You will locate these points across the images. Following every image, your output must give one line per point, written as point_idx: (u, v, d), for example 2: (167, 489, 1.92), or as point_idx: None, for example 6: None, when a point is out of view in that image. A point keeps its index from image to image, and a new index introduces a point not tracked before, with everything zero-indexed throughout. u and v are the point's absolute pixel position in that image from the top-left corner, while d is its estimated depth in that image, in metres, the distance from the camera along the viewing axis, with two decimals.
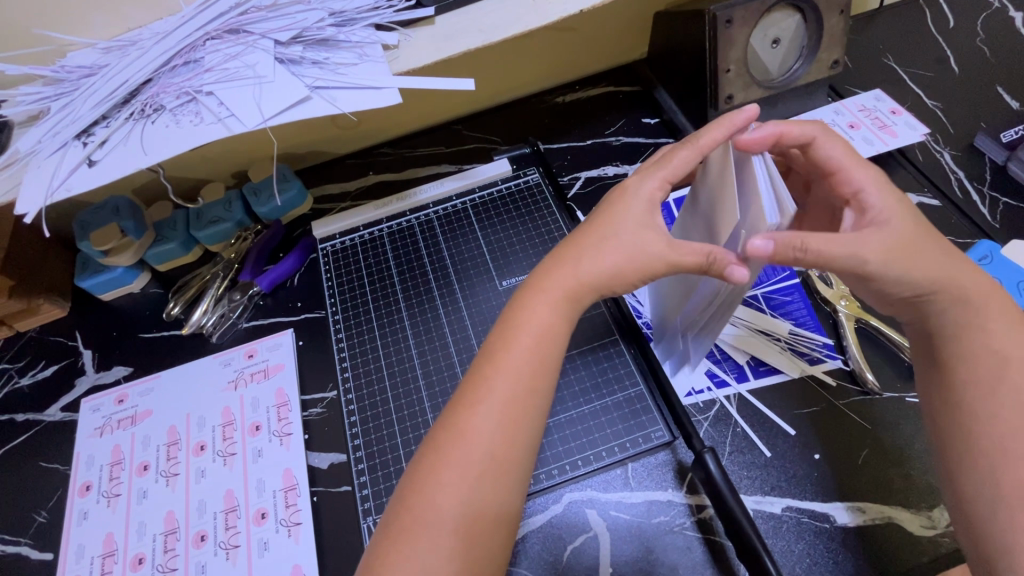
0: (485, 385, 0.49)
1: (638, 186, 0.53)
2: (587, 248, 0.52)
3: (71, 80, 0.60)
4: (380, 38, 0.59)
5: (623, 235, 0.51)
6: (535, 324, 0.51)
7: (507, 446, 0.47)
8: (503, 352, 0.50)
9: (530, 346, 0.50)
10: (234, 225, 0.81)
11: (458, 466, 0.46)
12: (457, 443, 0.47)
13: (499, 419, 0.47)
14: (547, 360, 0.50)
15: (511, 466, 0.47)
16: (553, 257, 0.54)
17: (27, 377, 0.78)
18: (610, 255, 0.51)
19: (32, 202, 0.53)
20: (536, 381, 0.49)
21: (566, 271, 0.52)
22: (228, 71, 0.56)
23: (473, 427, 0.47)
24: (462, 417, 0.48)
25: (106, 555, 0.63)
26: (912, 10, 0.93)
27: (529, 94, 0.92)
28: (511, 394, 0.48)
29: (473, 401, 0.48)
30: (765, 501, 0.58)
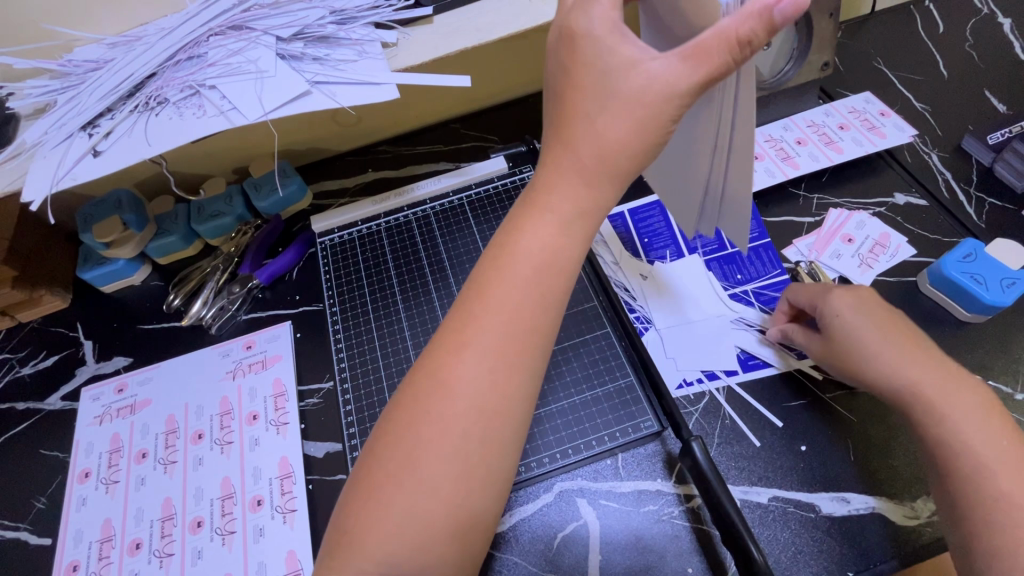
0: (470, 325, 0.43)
1: (584, 23, 0.43)
2: (583, 137, 0.43)
3: (77, 74, 0.62)
4: (379, 37, 0.61)
5: (619, 91, 0.41)
6: (534, 251, 0.44)
7: (498, 386, 0.42)
8: (495, 283, 0.44)
9: (527, 275, 0.44)
10: (234, 220, 0.82)
11: (438, 416, 0.42)
12: (443, 391, 0.42)
13: (488, 358, 0.42)
14: (549, 289, 0.44)
15: (502, 407, 0.42)
16: (551, 152, 0.45)
17: (29, 367, 0.79)
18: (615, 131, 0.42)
19: (38, 190, 0.54)
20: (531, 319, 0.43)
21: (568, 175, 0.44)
22: (231, 66, 0.58)
23: (460, 371, 0.42)
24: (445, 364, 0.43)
25: (103, 540, 0.64)
26: (903, 16, 0.95)
27: (526, 94, 0.94)
28: (502, 340, 0.43)
29: (458, 340, 0.43)
30: (752, 491, 0.59)
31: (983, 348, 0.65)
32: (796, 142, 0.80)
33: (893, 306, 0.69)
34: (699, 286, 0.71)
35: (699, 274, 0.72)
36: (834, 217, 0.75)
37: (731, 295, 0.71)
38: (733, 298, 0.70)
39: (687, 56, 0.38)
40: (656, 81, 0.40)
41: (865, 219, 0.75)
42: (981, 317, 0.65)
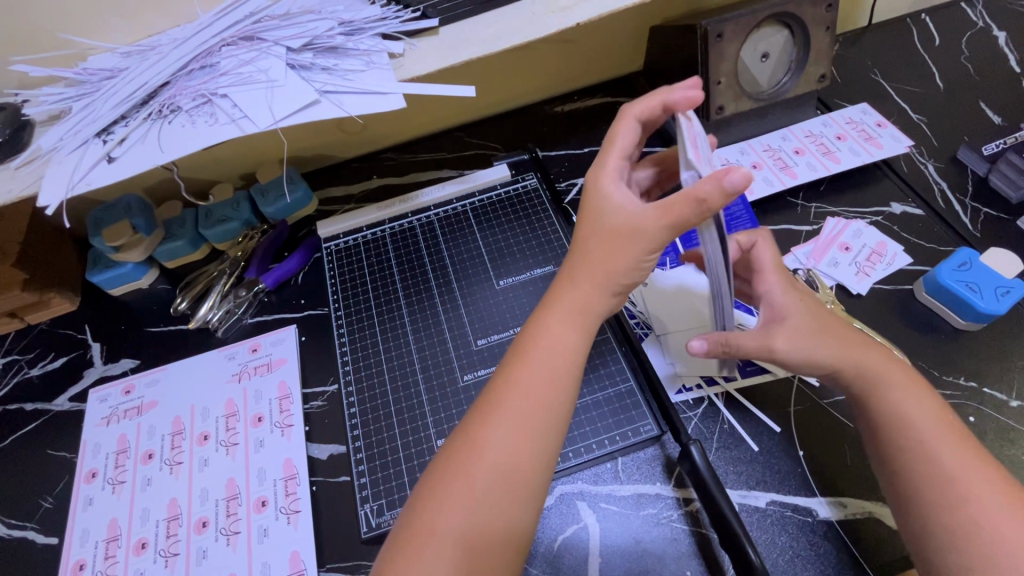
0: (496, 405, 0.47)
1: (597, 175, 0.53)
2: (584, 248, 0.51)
3: (92, 82, 0.63)
4: (387, 47, 0.62)
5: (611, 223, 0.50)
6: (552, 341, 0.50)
7: (523, 458, 0.46)
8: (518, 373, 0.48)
9: (545, 368, 0.48)
10: (241, 225, 0.84)
11: (459, 487, 0.45)
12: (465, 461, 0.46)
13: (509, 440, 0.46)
14: (564, 374, 0.49)
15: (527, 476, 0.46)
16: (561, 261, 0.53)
17: (37, 368, 0.80)
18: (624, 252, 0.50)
19: (54, 195, 0.55)
20: (552, 399, 0.48)
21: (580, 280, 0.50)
22: (243, 75, 0.59)
23: (486, 452, 0.46)
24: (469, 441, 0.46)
25: (109, 539, 0.65)
26: (900, 29, 0.97)
27: (528, 103, 0.95)
28: (528, 416, 0.47)
29: (488, 414, 0.47)
30: (750, 495, 0.60)
31: (978, 355, 0.66)
32: (794, 152, 0.82)
33: (889, 313, 0.70)
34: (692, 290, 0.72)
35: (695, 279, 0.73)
36: (831, 225, 0.76)
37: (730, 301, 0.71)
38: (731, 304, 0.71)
39: (660, 207, 0.47)
40: (639, 215, 0.49)
41: (861, 228, 0.76)
42: (976, 324, 0.66)
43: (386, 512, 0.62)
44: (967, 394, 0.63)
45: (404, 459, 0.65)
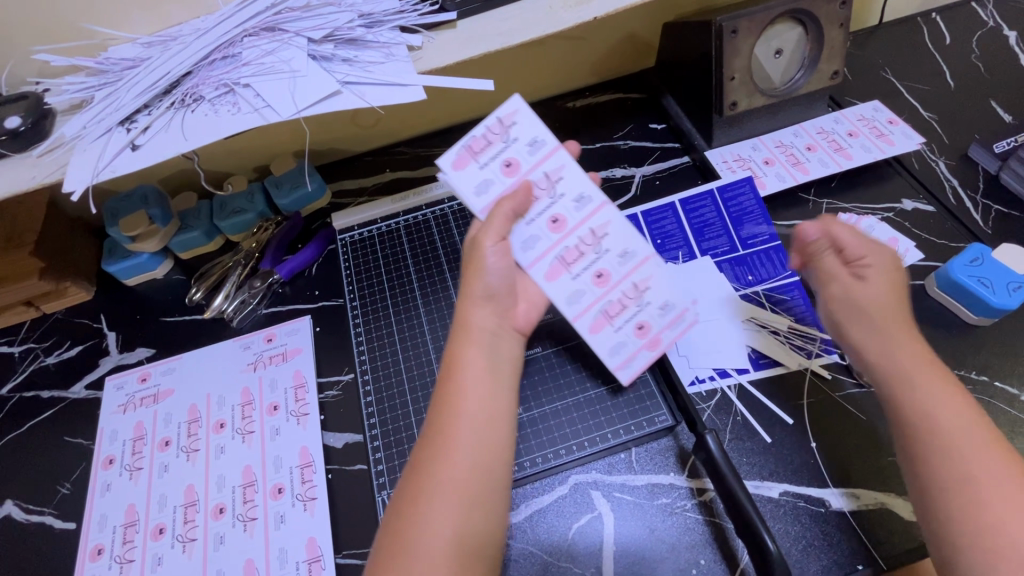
0: (453, 423, 0.48)
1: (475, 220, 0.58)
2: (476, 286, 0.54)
3: (114, 71, 0.64)
4: (406, 40, 0.63)
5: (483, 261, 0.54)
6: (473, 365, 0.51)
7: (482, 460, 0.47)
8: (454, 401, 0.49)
9: (478, 380, 0.50)
10: (256, 216, 0.84)
11: (444, 508, 0.44)
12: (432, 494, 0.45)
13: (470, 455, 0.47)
14: (490, 387, 0.50)
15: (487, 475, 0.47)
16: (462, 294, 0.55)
17: (53, 356, 0.80)
18: (496, 259, 0.55)
19: (78, 181, 0.55)
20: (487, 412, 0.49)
21: (475, 296, 0.54)
22: (265, 65, 0.60)
23: (446, 475, 0.46)
24: (426, 468, 0.46)
25: (127, 524, 0.66)
26: (910, 27, 0.97)
27: (541, 99, 0.96)
28: (475, 426, 0.48)
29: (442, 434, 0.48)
30: (764, 486, 0.61)
31: (989, 349, 0.66)
32: (806, 148, 0.82)
33: None
34: (693, 279, 0.74)
35: (702, 269, 0.74)
36: (842, 221, 0.77)
37: (742, 295, 0.72)
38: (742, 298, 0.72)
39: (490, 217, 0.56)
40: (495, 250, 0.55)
41: (873, 224, 0.76)
42: (987, 319, 0.67)
43: None
44: (978, 387, 0.64)
45: None
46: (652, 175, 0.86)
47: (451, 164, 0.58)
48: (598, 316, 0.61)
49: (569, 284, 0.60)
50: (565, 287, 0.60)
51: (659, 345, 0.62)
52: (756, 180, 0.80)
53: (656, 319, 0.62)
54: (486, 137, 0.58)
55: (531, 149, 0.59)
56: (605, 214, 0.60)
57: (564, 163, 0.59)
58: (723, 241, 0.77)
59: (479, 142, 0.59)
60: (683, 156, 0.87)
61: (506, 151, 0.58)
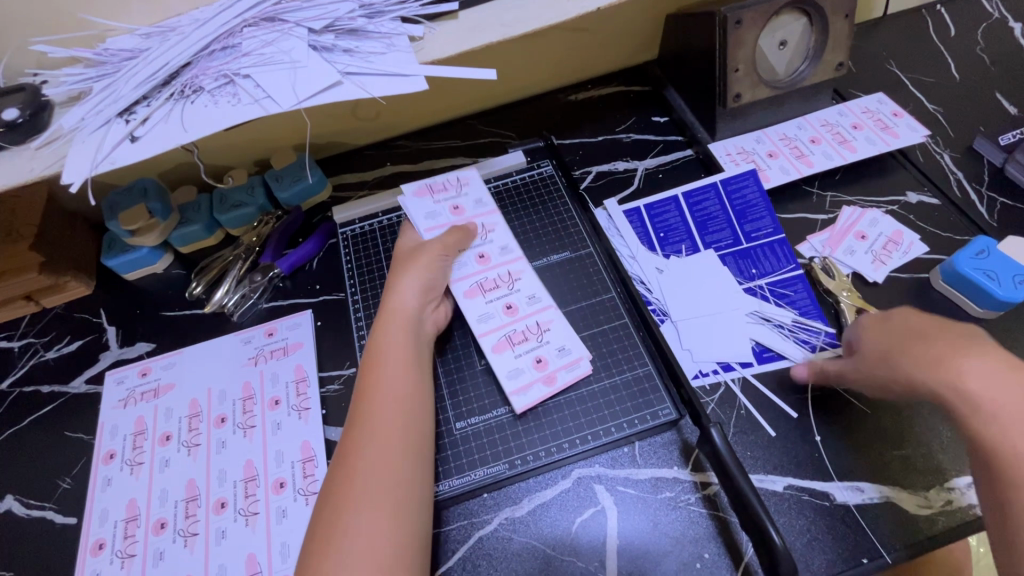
0: (377, 395, 0.56)
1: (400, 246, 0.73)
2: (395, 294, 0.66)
3: (112, 62, 0.63)
4: (407, 30, 0.62)
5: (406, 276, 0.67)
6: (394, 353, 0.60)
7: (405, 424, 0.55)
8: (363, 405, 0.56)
9: (395, 365, 0.59)
10: (256, 210, 0.84)
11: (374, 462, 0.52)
12: (349, 483, 0.51)
13: (378, 444, 0.53)
14: (409, 369, 0.60)
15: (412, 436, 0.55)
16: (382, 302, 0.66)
17: (53, 351, 0.80)
18: (411, 284, 0.67)
19: (77, 172, 0.55)
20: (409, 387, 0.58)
21: (400, 295, 0.66)
22: (265, 56, 0.59)
23: (356, 463, 0.51)
24: (354, 444, 0.53)
25: (128, 519, 0.65)
26: (915, 19, 0.97)
27: (542, 92, 0.96)
28: (396, 399, 0.56)
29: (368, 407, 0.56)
30: (768, 479, 0.61)
31: (995, 342, 0.66)
32: (810, 141, 0.82)
33: (906, 300, 0.70)
34: (695, 272, 0.73)
35: (705, 262, 0.74)
36: (847, 214, 0.77)
37: (746, 289, 0.72)
38: (746, 291, 0.72)
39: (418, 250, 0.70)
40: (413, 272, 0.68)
41: (878, 217, 0.76)
42: (993, 312, 0.66)
43: None
44: None
45: None
46: (655, 168, 0.85)
47: (413, 197, 0.78)
48: (500, 338, 0.69)
49: (482, 306, 0.71)
50: (477, 307, 0.71)
51: (555, 382, 0.66)
52: (760, 173, 0.80)
53: (554, 356, 0.68)
54: (446, 185, 0.80)
55: (476, 205, 0.79)
56: (521, 265, 0.75)
57: (496, 220, 0.78)
58: (726, 234, 0.76)
59: (441, 187, 0.80)
60: (686, 149, 0.86)
61: (457, 199, 0.79)
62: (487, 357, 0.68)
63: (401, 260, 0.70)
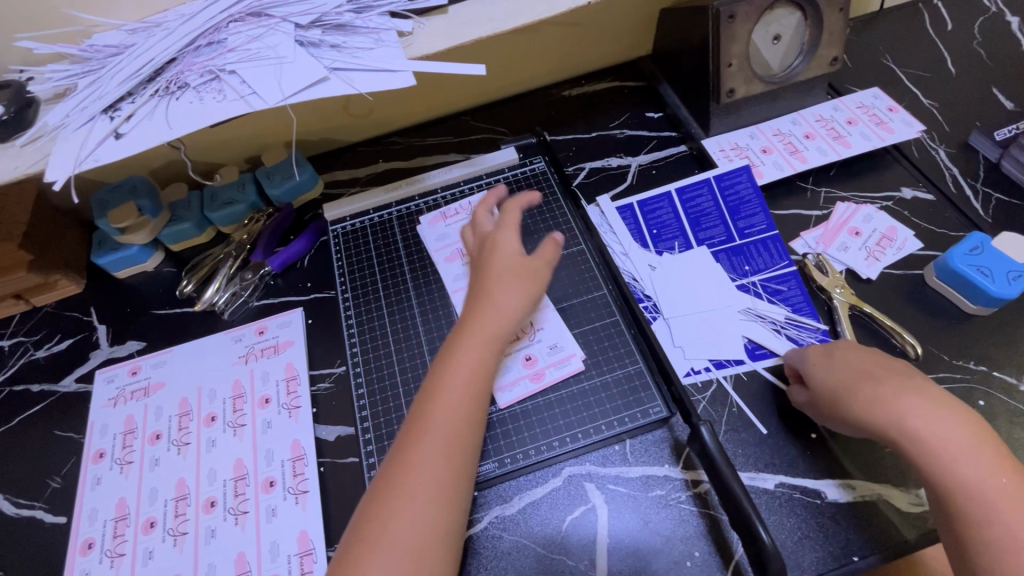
0: (433, 408, 0.53)
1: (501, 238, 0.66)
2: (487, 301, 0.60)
3: (98, 58, 0.62)
4: (396, 25, 0.62)
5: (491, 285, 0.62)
6: (466, 365, 0.56)
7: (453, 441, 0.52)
8: (428, 409, 0.53)
9: (461, 377, 0.55)
10: (247, 208, 0.83)
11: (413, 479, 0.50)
12: (402, 492, 0.49)
13: (432, 464, 0.50)
14: (478, 385, 0.56)
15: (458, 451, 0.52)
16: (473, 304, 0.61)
17: (43, 350, 0.80)
18: (512, 300, 0.61)
19: (61, 170, 0.54)
20: (469, 403, 0.54)
21: (487, 303, 0.60)
22: (251, 51, 0.59)
23: (399, 476, 0.50)
24: (402, 456, 0.51)
25: (118, 518, 0.65)
26: (912, 13, 0.96)
27: (536, 88, 0.95)
28: (454, 416, 0.53)
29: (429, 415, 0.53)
30: (759, 477, 0.60)
31: (988, 339, 0.65)
32: (804, 136, 0.81)
33: (899, 297, 0.69)
34: (688, 269, 0.73)
35: (697, 259, 0.73)
36: (841, 210, 0.76)
37: (739, 286, 0.71)
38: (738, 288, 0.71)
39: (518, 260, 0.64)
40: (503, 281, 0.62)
41: (872, 213, 0.75)
42: (986, 309, 0.66)
43: None
44: (976, 377, 0.63)
45: None
46: (648, 164, 0.84)
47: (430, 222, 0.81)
48: None
49: None
50: None
51: (542, 379, 0.67)
52: (753, 169, 0.79)
53: (544, 355, 0.68)
54: (459, 209, 0.81)
55: None
56: None
57: None
58: (719, 231, 0.76)
59: (453, 210, 0.82)
60: (679, 145, 0.85)
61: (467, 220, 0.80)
62: None
63: (510, 266, 0.63)
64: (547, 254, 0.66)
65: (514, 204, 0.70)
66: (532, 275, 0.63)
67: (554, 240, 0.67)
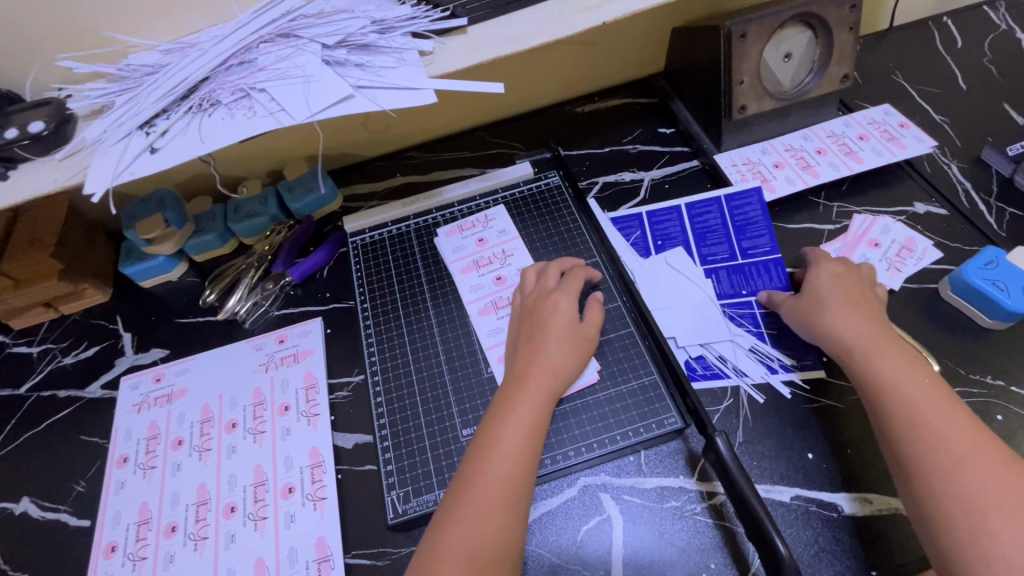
0: (494, 456, 0.55)
1: (558, 298, 0.68)
2: (543, 360, 0.63)
3: (134, 77, 0.65)
4: (418, 45, 0.64)
5: (549, 345, 0.64)
6: (526, 419, 0.58)
7: (513, 491, 0.53)
8: (491, 459, 0.54)
9: (520, 430, 0.57)
10: (269, 220, 0.86)
11: (475, 526, 0.50)
12: (464, 533, 0.50)
13: (494, 511, 0.51)
14: (535, 440, 0.57)
15: (518, 501, 0.53)
16: (527, 360, 0.63)
17: (70, 357, 0.82)
18: (566, 362, 0.63)
19: (99, 183, 0.57)
20: (527, 456, 0.56)
21: (542, 361, 0.62)
22: (281, 70, 0.61)
23: (464, 518, 0.51)
24: (463, 501, 0.52)
25: (140, 522, 0.66)
26: (922, 31, 0.97)
27: (550, 104, 0.97)
28: (514, 468, 0.54)
29: (489, 461, 0.54)
30: (775, 489, 0.60)
31: (1006, 354, 0.65)
32: (816, 152, 0.82)
33: (915, 311, 0.70)
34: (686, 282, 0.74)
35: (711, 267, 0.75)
36: (858, 222, 0.77)
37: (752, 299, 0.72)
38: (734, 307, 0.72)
39: (572, 324, 0.66)
40: (557, 340, 0.64)
41: (889, 224, 0.76)
42: (1003, 323, 0.66)
43: (412, 498, 0.63)
44: (994, 392, 0.63)
45: (430, 447, 0.66)
46: (661, 179, 0.86)
47: (447, 233, 0.83)
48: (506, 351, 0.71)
49: (494, 322, 0.74)
50: (488, 323, 0.74)
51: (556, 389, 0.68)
52: (766, 183, 0.80)
53: None
54: (474, 221, 0.83)
55: (499, 235, 0.82)
56: None
57: (518, 246, 0.80)
58: (732, 244, 0.76)
59: (468, 223, 0.83)
60: (692, 160, 0.87)
61: (481, 232, 0.82)
62: (493, 368, 0.70)
63: (567, 328, 0.65)
64: (596, 320, 0.68)
65: (572, 267, 0.72)
66: (584, 341, 0.66)
67: (599, 301, 0.69)
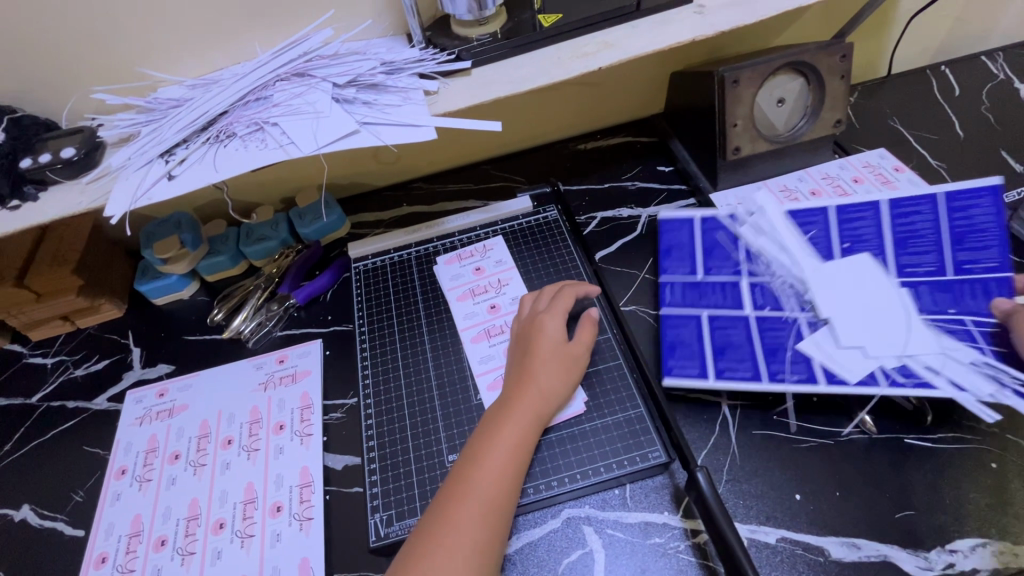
0: (477, 473, 0.56)
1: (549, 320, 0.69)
2: (530, 380, 0.64)
3: (160, 109, 0.70)
4: (423, 85, 0.68)
5: (537, 365, 0.65)
6: (511, 438, 0.59)
7: (492, 508, 0.54)
8: (473, 475, 0.56)
9: (504, 449, 0.58)
10: (279, 244, 0.90)
11: (452, 540, 0.51)
12: (442, 546, 0.51)
13: (473, 527, 0.52)
14: (518, 459, 0.58)
15: (497, 519, 0.54)
16: (516, 379, 0.65)
17: (81, 369, 0.85)
18: (554, 382, 0.65)
19: (119, 205, 0.61)
20: (508, 473, 0.57)
21: (529, 381, 0.64)
22: (293, 106, 0.66)
23: (444, 531, 0.52)
24: (443, 515, 0.53)
25: (132, 534, 0.68)
26: (919, 79, 0.99)
27: (554, 141, 1.01)
28: (496, 485, 0.55)
29: (471, 477, 0.56)
30: (760, 530, 0.60)
31: None
32: (810, 192, 0.83)
33: None
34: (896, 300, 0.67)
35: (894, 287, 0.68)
36: None
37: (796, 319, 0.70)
38: (942, 323, 0.65)
39: (562, 345, 0.67)
40: (545, 361, 0.65)
41: None
42: None
43: (395, 522, 0.63)
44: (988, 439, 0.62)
45: (416, 471, 0.67)
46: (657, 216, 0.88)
47: (445, 262, 0.85)
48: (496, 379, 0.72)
49: (486, 350, 0.75)
50: (480, 350, 0.75)
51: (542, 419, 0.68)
52: None
53: None
54: (472, 251, 0.86)
55: (496, 265, 0.84)
56: None
57: (515, 276, 0.82)
58: None
59: (467, 252, 0.86)
60: (688, 198, 0.89)
61: (479, 261, 0.84)
62: (482, 395, 0.71)
63: (556, 349, 0.67)
64: (587, 342, 0.69)
65: (566, 289, 0.74)
66: (573, 363, 0.67)
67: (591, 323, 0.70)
